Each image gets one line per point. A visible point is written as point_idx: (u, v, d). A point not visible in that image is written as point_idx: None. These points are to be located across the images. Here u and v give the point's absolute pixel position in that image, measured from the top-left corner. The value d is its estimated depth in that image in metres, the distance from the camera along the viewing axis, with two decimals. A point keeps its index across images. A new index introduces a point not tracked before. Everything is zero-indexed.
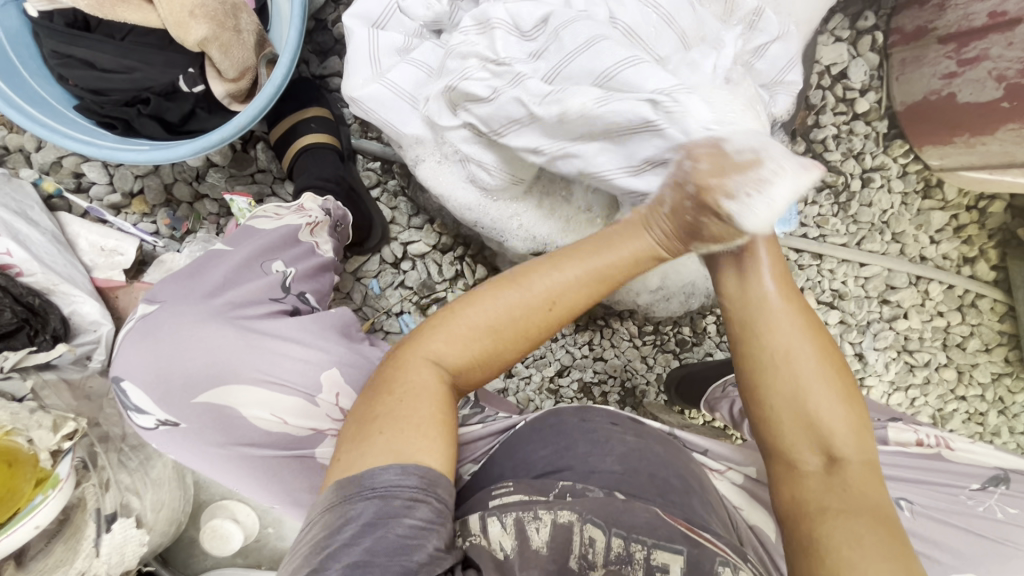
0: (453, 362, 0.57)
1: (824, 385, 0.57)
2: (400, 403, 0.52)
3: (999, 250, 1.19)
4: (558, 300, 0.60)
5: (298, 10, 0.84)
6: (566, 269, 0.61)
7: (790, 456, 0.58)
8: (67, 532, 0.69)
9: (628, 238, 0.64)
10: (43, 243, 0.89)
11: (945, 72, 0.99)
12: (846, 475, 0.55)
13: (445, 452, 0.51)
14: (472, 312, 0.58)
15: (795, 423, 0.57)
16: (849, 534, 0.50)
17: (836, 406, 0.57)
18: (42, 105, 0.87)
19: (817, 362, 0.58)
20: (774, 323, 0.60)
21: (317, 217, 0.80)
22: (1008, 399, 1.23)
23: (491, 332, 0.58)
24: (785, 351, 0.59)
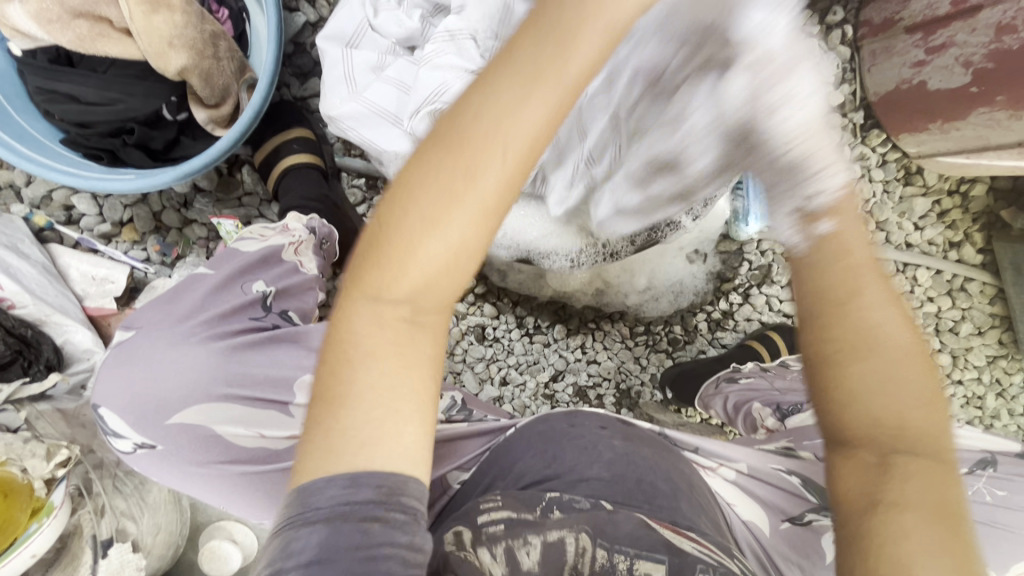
0: (402, 283, 0.40)
1: (903, 342, 0.45)
2: (349, 370, 0.40)
3: (985, 234, 1.19)
4: (512, 141, 0.40)
5: (274, 35, 0.86)
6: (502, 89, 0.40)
7: (878, 462, 0.43)
8: (64, 560, 0.70)
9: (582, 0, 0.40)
10: (34, 276, 0.91)
11: (914, 61, 1.00)
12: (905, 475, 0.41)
13: (408, 422, 0.40)
14: (412, 204, 0.40)
15: (878, 412, 0.43)
16: (910, 536, 0.39)
17: (916, 394, 0.44)
18: (30, 141, 0.89)
19: (901, 323, 0.45)
20: (849, 305, 0.45)
21: (302, 237, 0.81)
22: (1005, 381, 1.23)
23: (432, 211, 0.40)
24: (859, 338, 0.44)
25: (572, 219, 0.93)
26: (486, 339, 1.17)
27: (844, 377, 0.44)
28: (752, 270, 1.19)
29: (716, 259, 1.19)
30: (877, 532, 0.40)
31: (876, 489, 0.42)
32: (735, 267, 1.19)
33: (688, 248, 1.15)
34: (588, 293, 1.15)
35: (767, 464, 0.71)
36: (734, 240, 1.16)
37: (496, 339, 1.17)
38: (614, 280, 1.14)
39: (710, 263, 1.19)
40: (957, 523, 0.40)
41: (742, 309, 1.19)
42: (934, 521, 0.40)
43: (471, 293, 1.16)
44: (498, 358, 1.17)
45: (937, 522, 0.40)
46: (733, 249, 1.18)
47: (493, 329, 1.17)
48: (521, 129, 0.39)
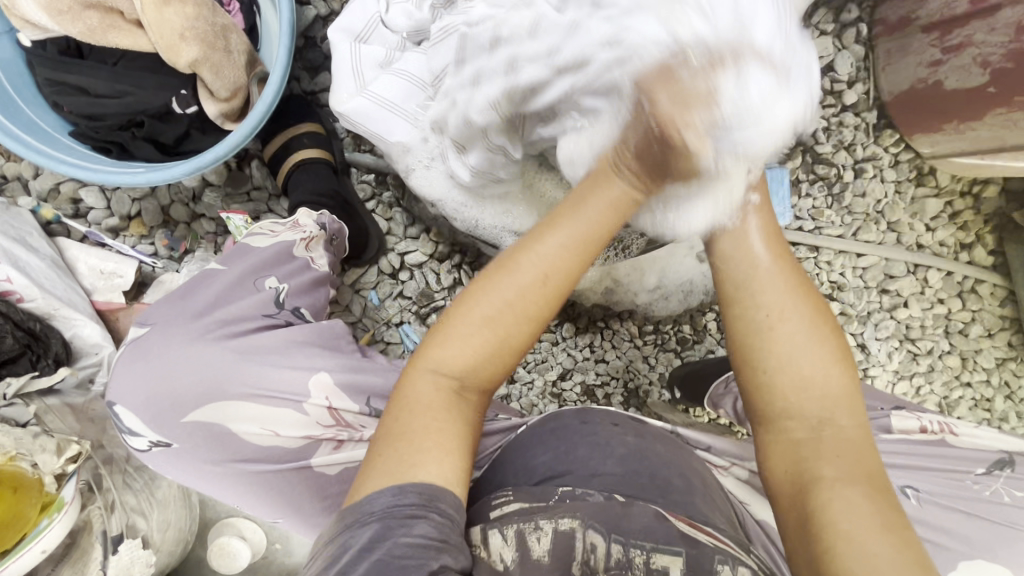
0: (455, 366, 0.54)
1: (813, 344, 0.56)
2: (410, 420, 0.52)
3: (996, 235, 1.18)
4: (550, 275, 0.55)
5: (287, 28, 0.85)
6: (550, 239, 0.56)
7: (786, 424, 0.56)
8: (74, 555, 0.69)
9: (599, 183, 0.59)
10: (43, 269, 0.90)
11: (931, 61, 1.00)
12: (835, 436, 0.54)
13: (446, 464, 0.50)
14: (473, 308, 0.55)
15: (788, 386, 0.56)
16: (846, 507, 0.49)
17: (824, 362, 0.56)
18: (39, 134, 0.88)
19: (814, 333, 0.57)
20: (761, 289, 0.58)
21: (312, 232, 0.80)
22: (1014, 384, 1.22)
23: (485, 323, 0.54)
24: (777, 311, 0.57)
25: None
26: None
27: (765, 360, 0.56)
28: None
29: None
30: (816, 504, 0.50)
31: (816, 471, 0.52)
32: None
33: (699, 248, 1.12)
34: (597, 291, 1.14)
35: None
36: None
37: None
38: (624, 280, 1.13)
39: None
40: (881, 483, 0.51)
41: None
42: (870, 489, 0.50)
43: None
44: None
45: (864, 485, 0.50)
46: None
47: None
48: (551, 253, 0.56)
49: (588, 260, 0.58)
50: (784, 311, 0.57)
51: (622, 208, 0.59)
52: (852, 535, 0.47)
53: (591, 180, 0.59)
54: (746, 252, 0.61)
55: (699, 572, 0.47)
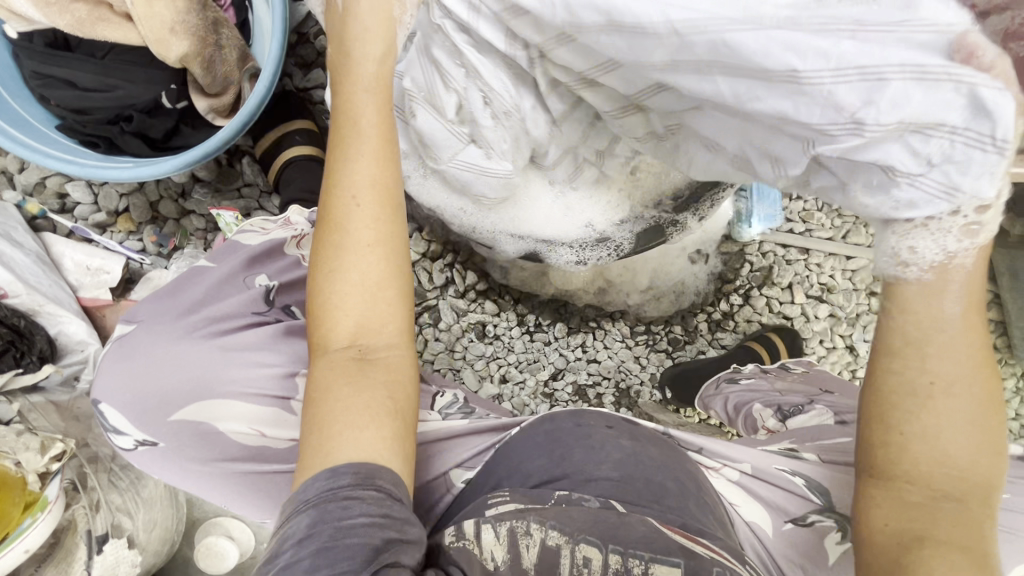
0: (342, 331, 0.52)
1: (972, 421, 0.47)
2: (323, 405, 0.49)
3: (983, 239, 1.20)
4: (365, 187, 0.53)
5: (281, 24, 0.85)
6: (343, 170, 0.53)
7: (898, 483, 0.48)
8: (59, 555, 0.68)
9: (369, 99, 0.56)
10: (28, 265, 0.89)
11: None
12: (965, 517, 0.46)
13: (365, 435, 0.48)
14: (333, 269, 0.52)
15: (922, 455, 0.47)
16: (948, 572, 0.43)
17: (970, 445, 0.47)
18: (24, 127, 0.87)
19: (982, 403, 0.48)
20: (935, 347, 0.48)
21: (303, 230, 0.79)
22: (998, 385, 1.24)
23: (347, 264, 0.52)
24: (941, 379, 0.47)
25: (578, 212, 0.90)
26: (487, 336, 1.16)
27: (905, 414, 0.48)
28: (753, 271, 1.19)
29: (718, 260, 1.19)
30: (914, 562, 0.45)
31: (928, 531, 0.46)
32: (736, 268, 1.19)
33: (691, 248, 1.16)
34: (590, 291, 1.15)
35: (772, 466, 0.70)
36: (735, 241, 1.17)
37: (496, 336, 1.16)
38: (616, 279, 1.15)
39: (712, 263, 1.19)
40: (989, 572, 0.44)
41: (743, 310, 1.19)
42: (975, 566, 0.44)
43: (472, 290, 1.15)
44: (499, 356, 1.16)
45: (976, 568, 0.44)
46: (734, 250, 1.18)
47: (494, 326, 1.16)
48: (361, 187, 0.53)
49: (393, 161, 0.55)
50: (959, 400, 0.47)
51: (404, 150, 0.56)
52: None
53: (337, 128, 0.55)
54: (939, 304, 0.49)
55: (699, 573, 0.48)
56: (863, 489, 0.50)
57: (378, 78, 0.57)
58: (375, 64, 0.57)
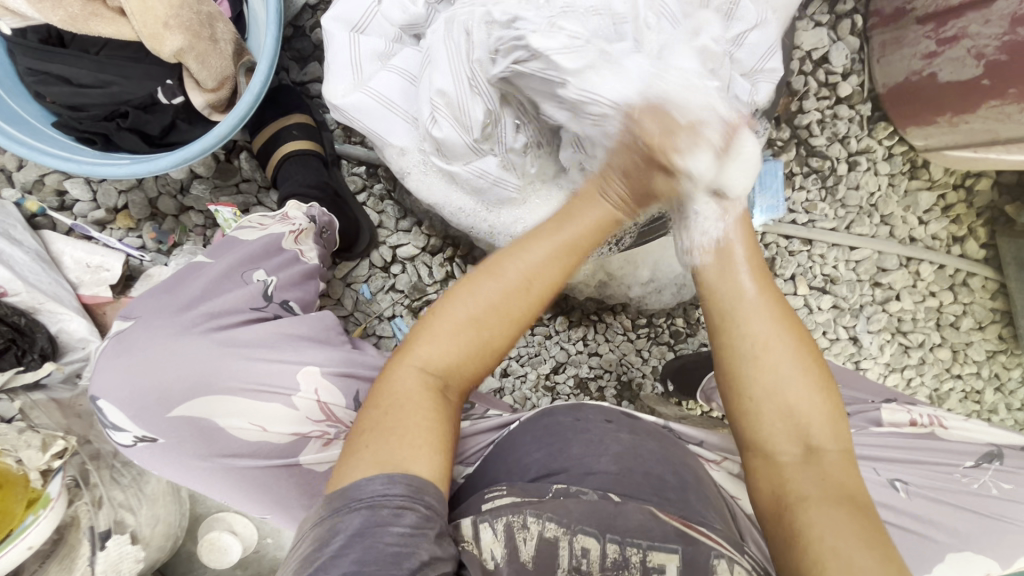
0: (440, 363, 0.56)
1: (799, 371, 0.57)
2: (396, 413, 0.52)
3: (988, 229, 1.19)
4: (532, 282, 0.59)
5: (274, 17, 0.84)
6: (535, 248, 0.60)
7: (768, 449, 0.56)
8: (62, 552, 0.69)
9: (585, 204, 0.65)
10: (27, 263, 0.89)
11: (925, 53, 0.99)
12: (824, 466, 0.54)
13: (434, 459, 0.50)
14: (456, 308, 0.57)
15: (773, 417, 0.56)
16: (827, 518, 0.49)
17: (812, 398, 0.56)
18: (20, 124, 0.86)
19: (796, 348, 0.58)
20: (751, 315, 0.60)
21: (301, 225, 0.79)
22: (1004, 376, 1.22)
23: (474, 322, 0.57)
24: (762, 342, 0.58)
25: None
26: None
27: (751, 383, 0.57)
28: None
29: None
30: (801, 518, 0.51)
31: (800, 487, 0.53)
32: None
33: None
34: (591, 284, 1.13)
35: None
36: None
37: None
38: (617, 272, 1.12)
39: None
40: (865, 510, 0.51)
41: None
42: (845, 505, 0.51)
43: None
44: None
45: (844, 505, 0.51)
46: None
47: None
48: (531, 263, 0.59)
49: (569, 270, 0.62)
50: (784, 364, 0.57)
51: (577, 251, 0.62)
52: (827, 542, 0.48)
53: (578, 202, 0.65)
54: (733, 277, 0.63)
55: (694, 567, 0.49)
56: (749, 459, 0.58)
57: (611, 212, 0.65)
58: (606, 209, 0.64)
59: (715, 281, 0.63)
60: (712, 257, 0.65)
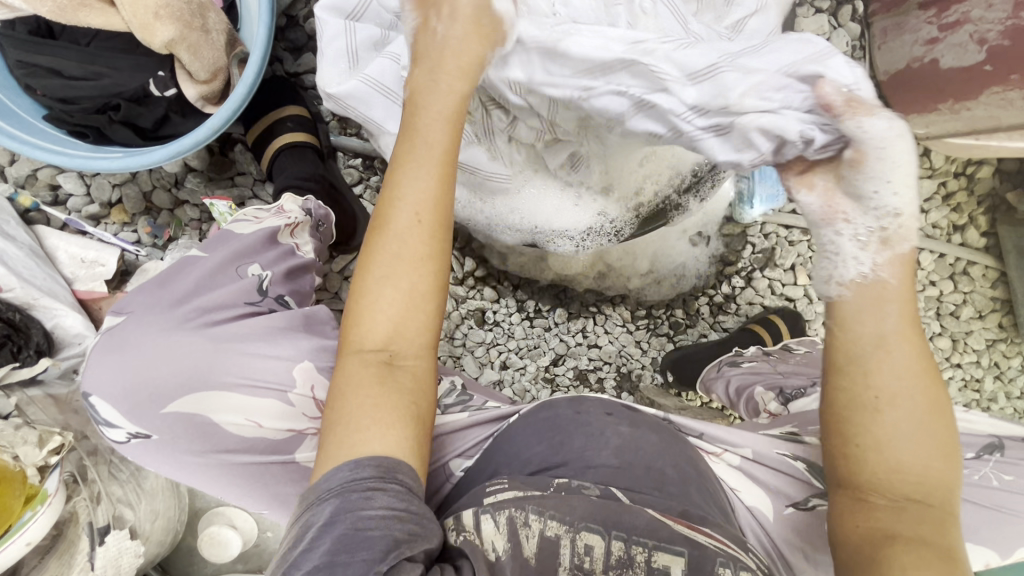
0: (375, 336, 0.53)
1: (926, 427, 0.51)
2: (346, 406, 0.51)
3: (990, 217, 1.18)
4: (421, 211, 0.53)
5: (266, 6, 0.82)
6: (405, 177, 0.54)
7: (866, 493, 0.51)
8: (60, 547, 0.69)
9: (437, 120, 0.57)
10: (21, 258, 0.88)
11: (927, 38, 0.98)
12: (922, 517, 0.49)
13: (389, 436, 0.49)
14: (368, 271, 0.53)
15: (882, 467, 0.50)
16: (914, 564, 0.45)
17: (928, 449, 0.50)
18: (10, 117, 0.85)
19: (925, 394, 0.51)
20: (888, 360, 0.51)
21: (297, 217, 0.78)
22: (1004, 364, 1.22)
23: (388, 278, 0.53)
24: (890, 390, 0.51)
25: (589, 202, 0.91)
26: (486, 323, 1.15)
27: (863, 424, 0.51)
28: (754, 254, 1.17)
29: (720, 242, 1.17)
30: (886, 559, 0.46)
31: (895, 529, 0.48)
32: (738, 251, 1.17)
33: (692, 231, 1.15)
34: (590, 276, 1.14)
35: (775, 451, 0.69)
36: (737, 223, 1.15)
37: (496, 323, 1.15)
38: (616, 264, 1.13)
39: (714, 246, 1.17)
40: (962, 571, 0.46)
41: (745, 292, 1.18)
42: (947, 562, 0.46)
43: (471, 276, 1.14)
44: (499, 342, 1.15)
45: (946, 565, 0.46)
46: (736, 232, 1.17)
47: (493, 313, 1.15)
48: (418, 193, 0.54)
49: (448, 179, 0.55)
50: (905, 415, 0.50)
51: (450, 162, 0.56)
52: None
53: (409, 113, 0.57)
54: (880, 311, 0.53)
55: (699, 572, 0.48)
56: (835, 496, 0.52)
57: (457, 96, 0.58)
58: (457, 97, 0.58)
59: (857, 308, 0.54)
60: (852, 292, 0.55)
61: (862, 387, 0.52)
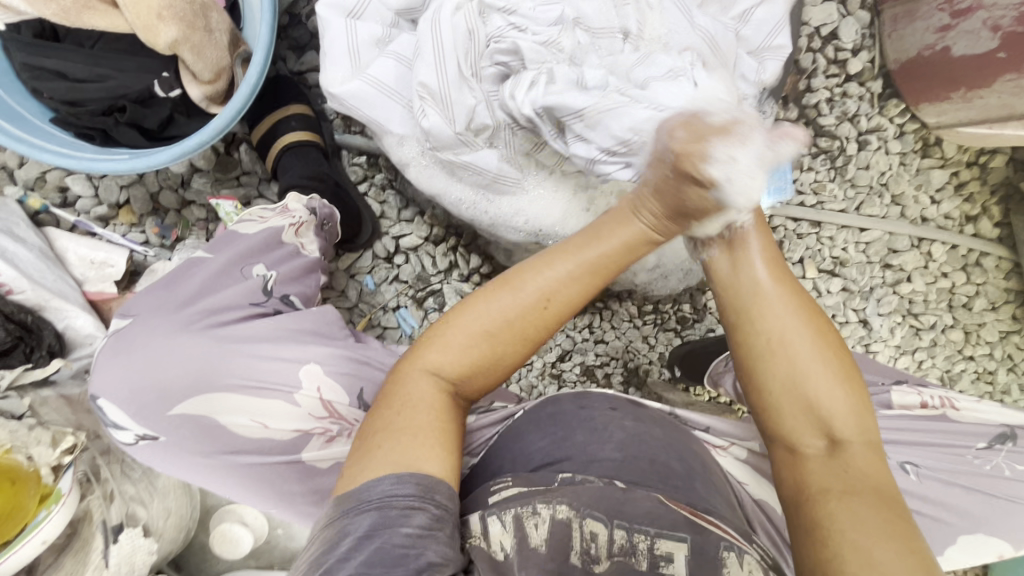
0: (452, 369, 0.56)
1: (821, 365, 0.57)
2: (401, 416, 0.53)
3: (1003, 206, 1.16)
4: (551, 299, 0.58)
5: (268, 5, 0.82)
6: (555, 267, 0.59)
7: (795, 442, 0.57)
8: (76, 545, 0.70)
9: (617, 225, 0.62)
10: (32, 261, 0.89)
11: (938, 26, 0.96)
12: (848, 458, 0.55)
13: (447, 462, 0.51)
14: (469, 318, 0.57)
15: (796, 410, 0.57)
16: (849, 511, 0.50)
17: (836, 388, 0.57)
18: (18, 121, 0.86)
19: (816, 342, 0.58)
20: (767, 309, 0.60)
21: (302, 217, 0.78)
22: (1017, 356, 1.20)
23: (487, 336, 0.57)
24: (778, 335, 0.59)
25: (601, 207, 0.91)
26: None
27: (771, 373, 0.58)
28: None
29: None
30: (823, 515, 0.51)
31: (823, 475, 0.54)
32: None
33: None
34: None
35: None
36: None
37: None
38: None
39: None
40: (895, 506, 0.50)
41: None
42: (874, 500, 0.50)
43: None
44: None
45: (873, 501, 0.50)
46: None
47: None
48: (550, 279, 0.58)
49: (590, 289, 0.60)
50: (795, 359, 0.58)
51: (599, 273, 0.61)
52: (854, 537, 0.47)
53: (613, 220, 0.62)
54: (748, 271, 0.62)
55: (701, 558, 0.48)
56: (777, 451, 0.59)
57: (643, 232, 0.62)
58: (644, 232, 0.62)
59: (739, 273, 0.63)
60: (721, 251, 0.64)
61: (755, 338, 0.60)
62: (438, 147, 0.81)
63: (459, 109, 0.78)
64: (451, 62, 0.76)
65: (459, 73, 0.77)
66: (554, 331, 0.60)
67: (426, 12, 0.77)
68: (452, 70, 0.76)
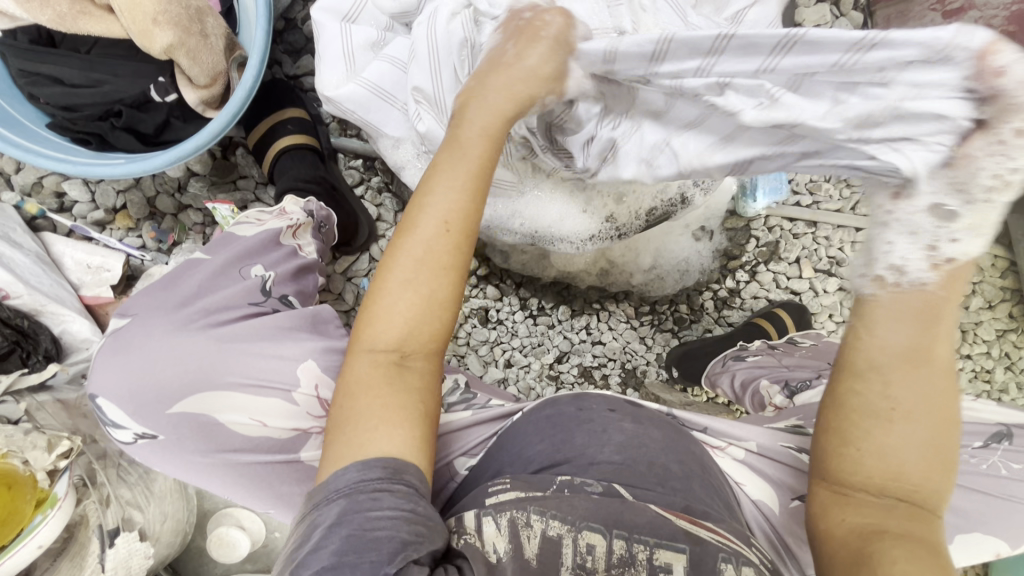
0: (386, 338, 0.53)
1: (926, 437, 0.48)
2: (354, 405, 0.51)
3: None
4: (446, 219, 0.54)
5: (263, 9, 0.82)
6: (438, 188, 0.55)
7: (850, 490, 0.49)
8: (72, 550, 0.70)
9: (477, 105, 0.60)
10: (29, 266, 0.89)
11: (932, 25, 0.97)
12: (912, 519, 0.47)
13: (397, 434, 0.50)
14: (386, 276, 0.54)
15: (878, 465, 0.48)
16: (907, 562, 0.43)
17: (925, 459, 0.48)
18: (14, 126, 0.86)
19: (929, 403, 0.48)
20: (900, 370, 0.48)
21: (299, 219, 0.79)
22: (1015, 355, 1.20)
23: (406, 285, 0.53)
24: (896, 399, 0.48)
25: (598, 208, 0.91)
26: (490, 322, 1.15)
27: (868, 428, 0.49)
28: (758, 247, 1.16)
29: (722, 236, 1.17)
30: (875, 561, 0.44)
31: (886, 527, 0.46)
32: (742, 244, 1.16)
33: (695, 226, 1.14)
34: (593, 274, 1.14)
35: (777, 443, 0.69)
36: (740, 216, 1.14)
37: (499, 321, 1.15)
38: (619, 260, 1.13)
39: (716, 241, 1.16)
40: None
41: (750, 286, 1.16)
42: (938, 565, 0.43)
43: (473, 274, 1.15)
44: (503, 340, 1.15)
45: (935, 562, 0.43)
46: (739, 226, 1.16)
47: (496, 312, 1.15)
48: (445, 198, 0.55)
49: (478, 191, 0.56)
50: (908, 418, 0.48)
51: (485, 169, 0.58)
52: None
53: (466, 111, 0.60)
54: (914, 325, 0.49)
55: (701, 568, 0.48)
56: (821, 491, 0.51)
57: (501, 100, 0.60)
58: (500, 102, 0.60)
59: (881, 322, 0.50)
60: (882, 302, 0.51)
61: (869, 392, 0.49)
62: (433, 151, 0.82)
63: (451, 112, 0.78)
64: (447, 67, 0.75)
65: (456, 78, 0.75)
66: (472, 242, 0.56)
67: (421, 16, 0.77)
68: (449, 77, 0.75)
